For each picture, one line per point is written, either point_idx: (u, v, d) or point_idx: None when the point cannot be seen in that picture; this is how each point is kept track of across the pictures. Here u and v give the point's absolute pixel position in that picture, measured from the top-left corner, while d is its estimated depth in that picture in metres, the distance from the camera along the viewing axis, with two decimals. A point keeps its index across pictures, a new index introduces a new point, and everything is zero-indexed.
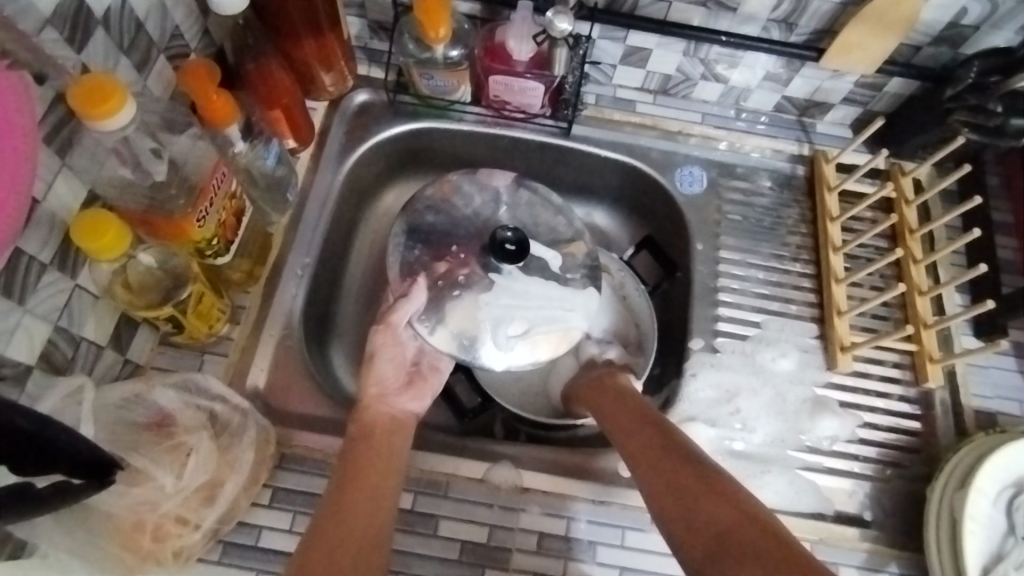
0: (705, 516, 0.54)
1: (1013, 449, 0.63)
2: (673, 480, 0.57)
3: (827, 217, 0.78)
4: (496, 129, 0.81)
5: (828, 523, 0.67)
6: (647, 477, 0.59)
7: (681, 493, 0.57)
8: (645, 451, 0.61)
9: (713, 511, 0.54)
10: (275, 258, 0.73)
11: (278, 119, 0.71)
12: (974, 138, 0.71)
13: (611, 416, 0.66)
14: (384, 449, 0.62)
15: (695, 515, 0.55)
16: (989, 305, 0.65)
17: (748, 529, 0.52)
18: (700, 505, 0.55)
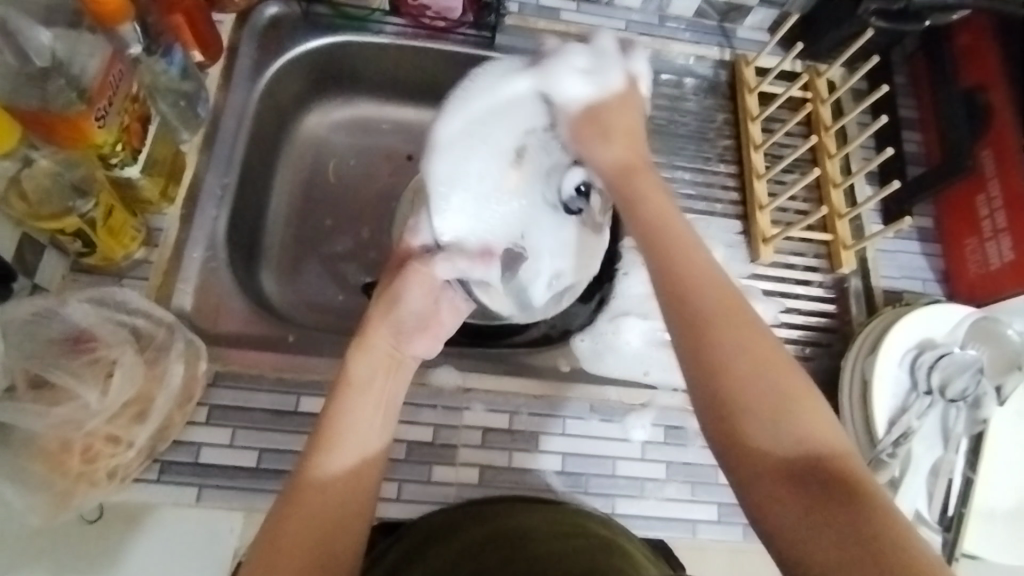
0: (761, 385, 0.45)
1: (915, 314, 0.69)
2: (736, 335, 0.46)
3: (748, 118, 0.80)
4: (419, 42, 0.78)
5: None
6: (687, 305, 0.48)
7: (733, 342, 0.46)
8: (693, 260, 0.50)
9: (757, 351, 0.46)
10: (191, 179, 0.69)
11: (181, 26, 0.67)
12: (881, 27, 0.73)
13: (636, 190, 0.55)
14: (366, 421, 0.53)
15: (727, 344, 0.46)
16: (893, 186, 0.68)
17: (792, 393, 0.45)
18: (746, 343, 0.46)
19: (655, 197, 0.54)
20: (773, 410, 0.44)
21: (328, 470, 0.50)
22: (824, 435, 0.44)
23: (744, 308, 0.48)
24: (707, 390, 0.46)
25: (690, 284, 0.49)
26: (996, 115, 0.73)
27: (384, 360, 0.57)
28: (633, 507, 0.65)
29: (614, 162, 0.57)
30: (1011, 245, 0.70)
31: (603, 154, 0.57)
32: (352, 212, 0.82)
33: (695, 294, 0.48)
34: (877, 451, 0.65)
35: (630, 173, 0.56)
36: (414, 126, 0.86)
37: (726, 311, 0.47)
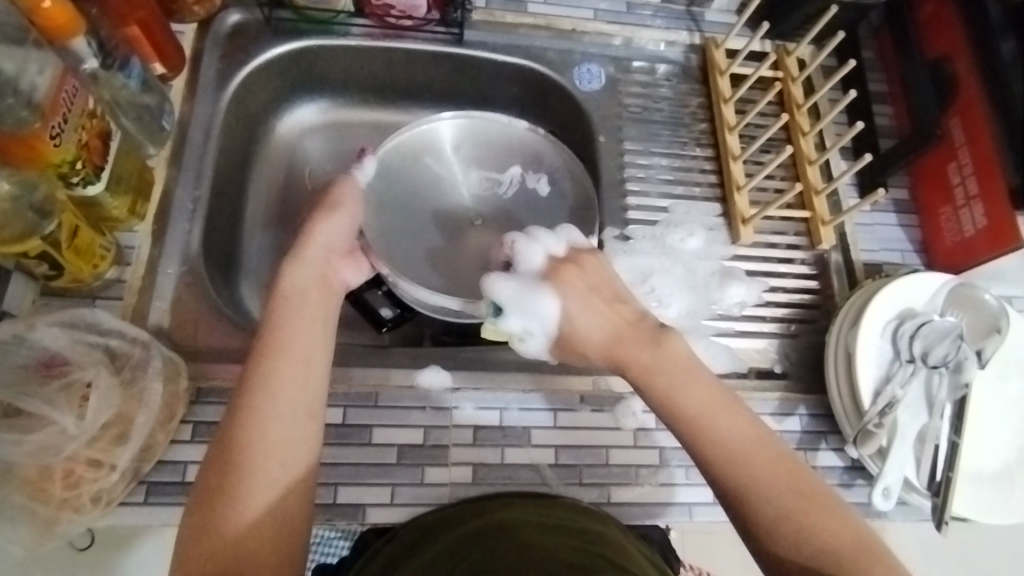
0: (800, 510, 0.49)
1: (894, 284, 0.69)
2: (801, 511, 0.49)
3: (720, 101, 0.80)
4: (386, 42, 0.78)
5: (744, 378, 0.71)
6: (737, 475, 0.50)
7: (802, 521, 0.48)
8: (717, 424, 0.52)
9: (802, 503, 0.49)
10: (160, 194, 0.68)
11: (136, 38, 0.66)
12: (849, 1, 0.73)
13: (660, 374, 0.54)
14: (268, 407, 0.50)
15: (774, 500, 0.49)
16: (866, 159, 0.69)
17: (849, 541, 0.48)
18: (798, 507, 0.49)
19: (602, 317, 0.57)
20: (850, 561, 0.47)
21: (239, 461, 0.48)
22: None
23: (784, 454, 0.52)
24: (797, 549, 0.48)
25: (739, 458, 0.51)
26: (962, 85, 0.73)
27: (298, 333, 0.54)
28: (629, 494, 0.65)
29: (605, 340, 0.56)
30: (984, 212, 0.71)
31: (590, 333, 0.57)
32: None
33: (746, 473, 0.50)
34: (865, 422, 0.66)
35: (623, 345, 0.56)
36: (388, 127, 0.86)
37: (768, 470, 0.50)
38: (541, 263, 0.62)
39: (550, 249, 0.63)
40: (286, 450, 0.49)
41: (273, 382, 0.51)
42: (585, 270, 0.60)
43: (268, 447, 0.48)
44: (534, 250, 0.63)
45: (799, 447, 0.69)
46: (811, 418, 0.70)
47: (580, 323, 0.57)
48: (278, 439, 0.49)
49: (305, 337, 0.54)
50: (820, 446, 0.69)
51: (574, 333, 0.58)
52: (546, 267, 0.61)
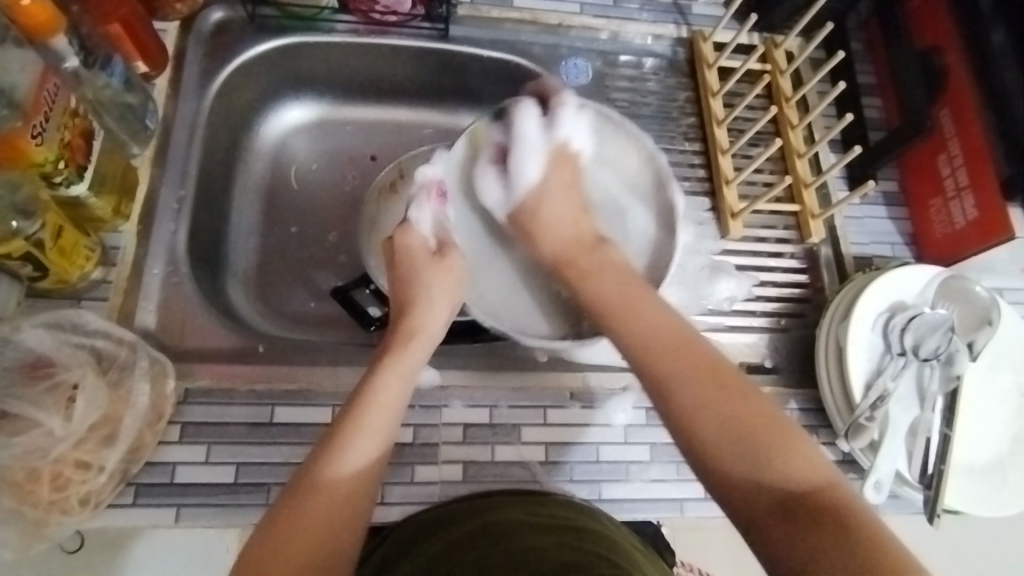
0: (721, 402, 0.47)
1: (884, 279, 0.69)
2: (707, 380, 0.48)
3: (709, 94, 0.80)
4: (371, 38, 0.77)
5: None
6: (648, 342, 0.52)
7: (707, 388, 0.48)
8: (636, 320, 0.53)
9: (705, 374, 0.49)
10: (145, 194, 0.68)
11: (119, 35, 0.66)
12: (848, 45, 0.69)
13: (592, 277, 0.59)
14: (371, 447, 0.51)
15: (682, 379, 0.49)
16: (855, 151, 0.68)
17: (749, 416, 0.46)
18: (712, 397, 0.47)
19: (569, 207, 0.65)
20: (746, 434, 0.46)
21: (331, 477, 0.48)
22: (795, 468, 0.44)
23: (706, 348, 0.51)
24: (710, 432, 0.46)
25: (665, 350, 0.51)
26: (952, 75, 0.73)
27: (393, 386, 0.54)
28: (619, 490, 0.65)
29: (563, 242, 0.62)
30: (974, 203, 0.70)
31: (554, 226, 0.64)
32: (318, 215, 0.80)
33: (668, 363, 0.50)
34: (856, 417, 0.66)
35: (570, 261, 0.61)
36: (376, 124, 0.85)
37: (690, 361, 0.49)
38: (543, 169, 0.67)
39: (540, 150, 0.68)
40: (371, 481, 0.50)
41: (376, 415, 0.52)
42: (565, 169, 0.67)
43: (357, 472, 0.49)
44: (531, 157, 0.68)
45: None
46: (802, 412, 0.70)
47: (547, 202, 0.65)
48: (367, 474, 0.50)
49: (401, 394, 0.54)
50: None
51: (534, 208, 0.65)
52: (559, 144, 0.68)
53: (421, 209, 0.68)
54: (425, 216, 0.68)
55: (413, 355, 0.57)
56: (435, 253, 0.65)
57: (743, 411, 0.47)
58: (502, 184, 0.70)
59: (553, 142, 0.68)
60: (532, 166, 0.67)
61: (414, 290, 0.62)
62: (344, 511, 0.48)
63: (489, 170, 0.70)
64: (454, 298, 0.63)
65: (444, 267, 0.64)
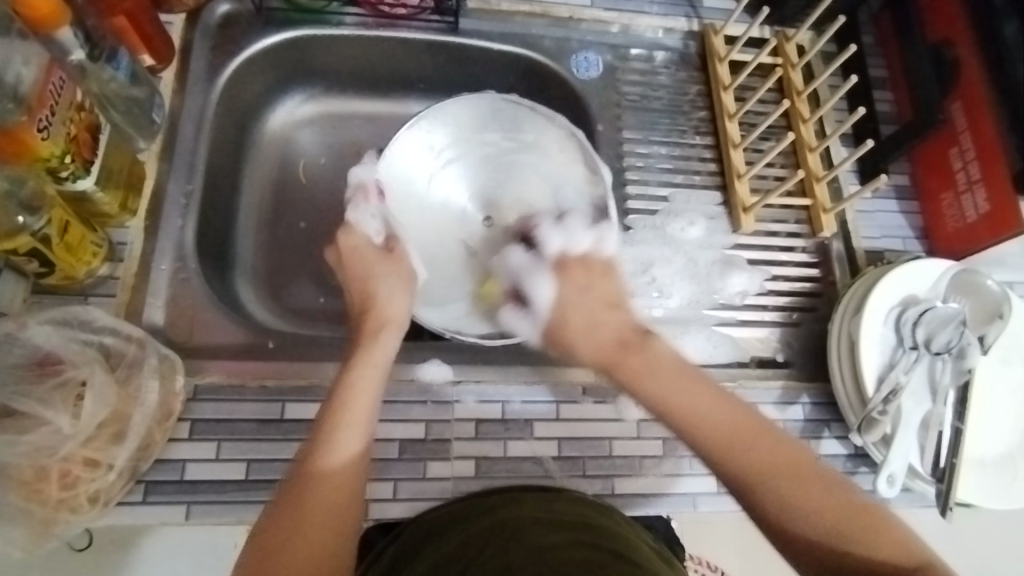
0: (811, 492, 0.47)
1: (895, 272, 0.69)
2: (796, 480, 0.47)
3: (720, 88, 0.79)
4: (380, 31, 0.77)
5: (747, 368, 0.71)
6: (713, 441, 0.49)
7: (796, 490, 0.47)
8: (710, 408, 0.50)
9: (788, 473, 0.48)
10: (151, 189, 0.67)
11: (124, 28, 0.65)
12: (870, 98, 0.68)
13: (646, 379, 0.52)
14: (353, 439, 0.49)
15: (772, 483, 0.48)
16: (868, 145, 0.68)
17: (844, 510, 0.47)
18: (812, 500, 0.47)
19: (600, 321, 0.55)
20: (843, 532, 0.46)
21: (322, 468, 0.47)
22: (899, 553, 0.45)
23: (776, 437, 0.49)
24: (811, 525, 0.46)
25: (736, 443, 0.49)
26: (964, 68, 0.72)
27: (367, 375, 0.52)
28: (632, 486, 0.65)
29: (604, 343, 0.54)
30: (986, 197, 0.70)
31: (579, 350, 0.55)
32: (326, 210, 0.79)
33: (745, 458, 0.48)
34: (868, 411, 0.65)
35: (618, 357, 0.53)
36: (384, 119, 0.84)
37: (769, 453, 0.48)
38: (555, 288, 0.59)
39: (551, 276, 0.60)
40: (359, 470, 0.49)
41: (355, 399, 0.51)
42: (595, 273, 0.58)
43: (344, 463, 0.48)
44: (538, 278, 0.62)
45: (802, 436, 0.68)
46: (814, 406, 0.70)
47: (571, 314, 0.56)
48: (356, 460, 0.49)
49: (378, 384, 0.53)
50: (823, 434, 0.69)
51: (565, 324, 0.56)
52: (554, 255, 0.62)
53: (357, 211, 0.66)
54: (367, 219, 0.65)
55: (383, 344, 0.55)
56: (383, 249, 0.62)
57: (834, 508, 0.47)
58: (526, 315, 0.64)
59: (546, 254, 0.64)
60: (543, 286, 0.60)
61: (370, 286, 0.59)
62: (331, 498, 0.47)
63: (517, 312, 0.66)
64: (411, 288, 0.61)
65: (393, 261, 0.62)
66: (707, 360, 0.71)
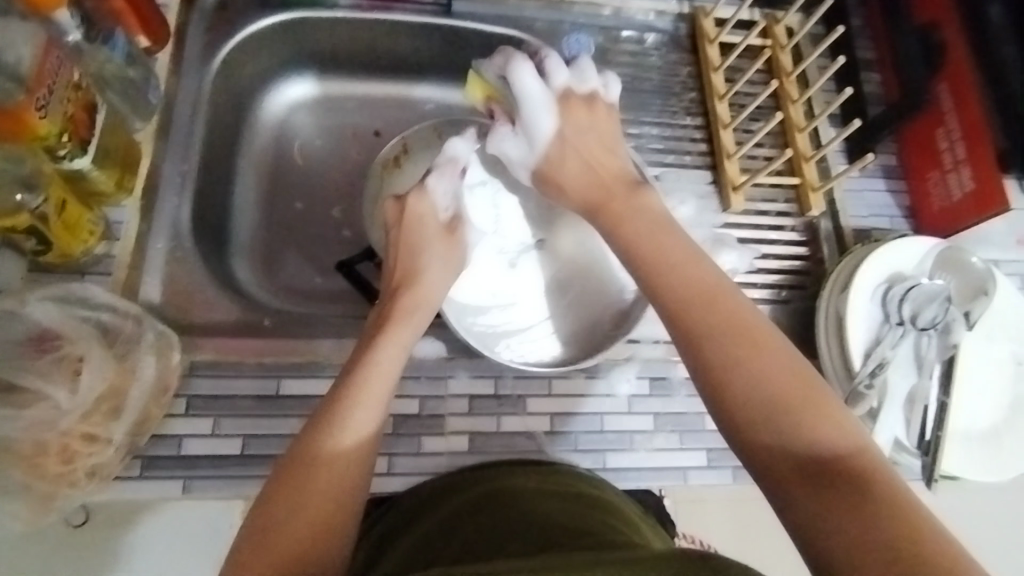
0: (769, 375, 0.49)
1: (883, 250, 0.70)
2: (741, 342, 0.50)
3: (710, 69, 0.80)
4: (374, 13, 0.77)
5: None
6: (676, 291, 0.54)
7: (744, 351, 0.50)
8: (676, 267, 0.56)
9: (742, 341, 0.51)
10: (148, 169, 0.67)
11: (121, 10, 0.64)
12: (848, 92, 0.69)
13: (630, 228, 0.60)
14: (363, 423, 0.51)
15: (720, 344, 0.51)
16: (855, 124, 0.69)
17: (789, 389, 0.48)
18: (752, 363, 0.49)
19: (598, 164, 0.65)
20: (787, 406, 0.48)
21: (329, 448, 0.49)
22: (833, 439, 0.46)
23: (747, 310, 0.53)
24: (758, 393, 0.48)
25: (704, 303, 0.53)
26: (949, 51, 0.73)
27: (391, 352, 0.55)
28: (624, 460, 0.66)
29: (581, 187, 0.64)
30: (971, 176, 0.71)
31: (572, 186, 0.65)
32: (321, 192, 0.80)
33: (708, 321, 0.52)
34: (855, 384, 0.66)
35: (646, 253, 0.57)
36: (377, 102, 0.85)
37: (728, 319, 0.52)
38: (556, 123, 0.67)
39: (548, 104, 0.66)
40: (370, 451, 0.51)
41: (373, 382, 0.53)
42: (594, 114, 0.67)
43: (353, 443, 0.50)
44: (539, 111, 0.66)
45: None
46: None
47: (568, 158, 0.66)
48: (356, 446, 0.50)
49: (393, 371, 0.54)
50: None
51: (552, 163, 0.66)
52: (561, 94, 0.67)
53: (441, 178, 0.68)
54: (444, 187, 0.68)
55: (410, 328, 0.58)
56: (445, 228, 0.67)
57: (778, 381, 0.48)
58: (517, 138, 0.68)
59: (558, 89, 0.67)
60: (545, 118, 0.66)
61: (416, 253, 0.65)
62: (335, 478, 0.48)
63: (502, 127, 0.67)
64: (455, 270, 0.66)
65: (450, 240, 0.66)
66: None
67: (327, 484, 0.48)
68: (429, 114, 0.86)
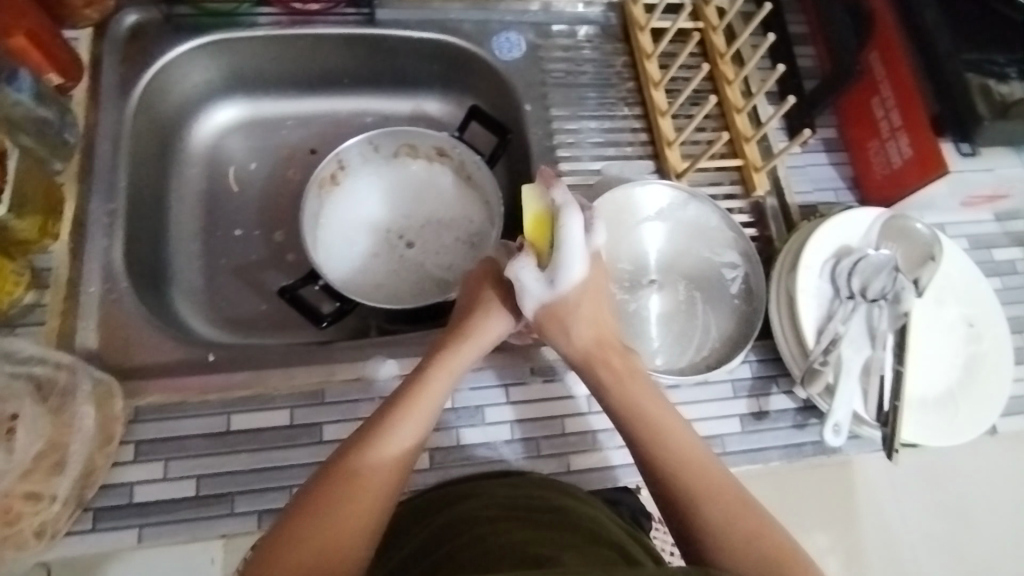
0: (748, 544, 0.49)
1: (828, 224, 0.70)
2: (729, 515, 0.50)
3: (644, 57, 0.80)
4: (295, 28, 0.76)
5: (715, 345, 0.69)
6: (666, 460, 0.53)
7: (726, 516, 0.50)
8: (662, 430, 0.54)
9: (730, 508, 0.50)
10: (73, 211, 0.65)
11: (24, 48, 0.62)
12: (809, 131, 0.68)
13: (629, 384, 0.56)
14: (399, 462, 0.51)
15: (713, 516, 0.50)
16: (790, 100, 0.69)
17: (777, 559, 0.48)
18: (737, 528, 0.50)
19: (602, 319, 0.59)
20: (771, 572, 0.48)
21: (369, 464, 0.50)
22: None
23: (719, 472, 0.53)
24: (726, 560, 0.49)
25: (689, 471, 0.52)
26: (876, 18, 0.73)
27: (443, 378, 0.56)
28: (588, 461, 0.65)
29: (590, 338, 0.58)
30: (909, 142, 0.71)
31: (580, 333, 0.58)
32: (262, 216, 0.79)
33: (690, 482, 0.52)
34: (811, 362, 0.65)
35: (604, 363, 0.58)
36: (309, 121, 0.84)
37: (705, 480, 0.52)
38: (583, 276, 0.58)
39: (585, 254, 0.57)
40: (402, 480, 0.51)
41: (409, 413, 0.53)
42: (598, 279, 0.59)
43: (388, 468, 0.50)
44: (576, 257, 0.56)
45: (751, 394, 0.69)
46: (760, 363, 0.70)
47: (578, 309, 0.58)
48: (399, 460, 0.51)
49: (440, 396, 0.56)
50: (771, 391, 0.70)
51: (566, 305, 0.58)
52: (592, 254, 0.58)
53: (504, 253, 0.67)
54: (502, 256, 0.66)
55: (453, 371, 0.57)
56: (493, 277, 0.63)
57: (757, 556, 0.48)
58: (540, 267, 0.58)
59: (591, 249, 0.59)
60: (578, 263, 0.57)
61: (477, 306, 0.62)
62: (368, 499, 0.48)
63: (525, 258, 0.58)
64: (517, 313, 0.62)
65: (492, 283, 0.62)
66: (724, 337, 0.69)
67: (358, 502, 0.48)
68: (369, 127, 0.85)
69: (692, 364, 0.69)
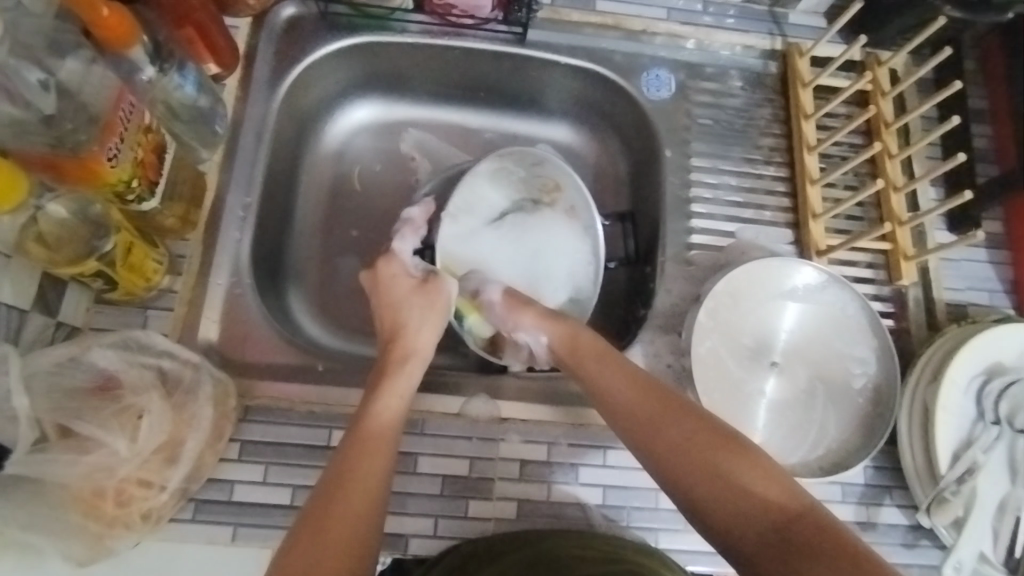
0: (696, 456, 0.52)
1: (979, 339, 0.63)
2: (674, 427, 0.53)
3: (801, 115, 0.74)
4: (444, 40, 0.74)
5: (828, 442, 0.65)
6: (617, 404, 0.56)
7: (669, 430, 0.53)
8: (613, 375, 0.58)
9: (676, 423, 0.53)
10: (211, 202, 0.66)
11: (192, 39, 0.63)
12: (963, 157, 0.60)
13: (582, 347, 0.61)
14: (387, 443, 0.54)
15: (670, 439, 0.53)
16: (963, 197, 0.61)
17: (728, 459, 0.51)
18: (687, 442, 0.52)
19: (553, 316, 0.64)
20: (722, 471, 0.51)
21: (340, 485, 0.51)
22: (777, 493, 0.49)
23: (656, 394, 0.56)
24: (703, 494, 0.51)
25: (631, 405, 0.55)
26: None
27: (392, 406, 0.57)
28: (677, 540, 0.63)
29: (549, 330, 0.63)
30: None
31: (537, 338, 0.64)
32: (378, 221, 0.79)
33: (637, 419, 0.55)
34: (939, 489, 0.61)
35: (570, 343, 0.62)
36: (437, 127, 0.82)
37: (648, 409, 0.55)
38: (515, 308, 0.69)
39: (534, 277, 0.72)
40: (379, 500, 0.51)
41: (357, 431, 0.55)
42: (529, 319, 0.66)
43: (364, 491, 0.51)
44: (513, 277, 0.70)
45: (861, 502, 0.65)
46: (876, 471, 0.66)
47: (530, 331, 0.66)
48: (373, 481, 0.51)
49: (409, 382, 0.59)
50: (883, 502, 0.65)
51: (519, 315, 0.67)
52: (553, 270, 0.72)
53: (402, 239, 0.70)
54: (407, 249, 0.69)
55: (407, 378, 0.59)
56: (418, 282, 0.65)
57: (705, 456, 0.52)
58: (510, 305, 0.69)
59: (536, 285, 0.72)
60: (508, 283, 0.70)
61: (398, 316, 0.63)
62: (351, 500, 0.50)
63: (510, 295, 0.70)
64: (442, 318, 0.64)
65: (429, 290, 0.65)
66: (843, 437, 0.65)
67: (353, 495, 0.50)
68: (487, 143, 0.83)
69: (805, 463, 0.64)
